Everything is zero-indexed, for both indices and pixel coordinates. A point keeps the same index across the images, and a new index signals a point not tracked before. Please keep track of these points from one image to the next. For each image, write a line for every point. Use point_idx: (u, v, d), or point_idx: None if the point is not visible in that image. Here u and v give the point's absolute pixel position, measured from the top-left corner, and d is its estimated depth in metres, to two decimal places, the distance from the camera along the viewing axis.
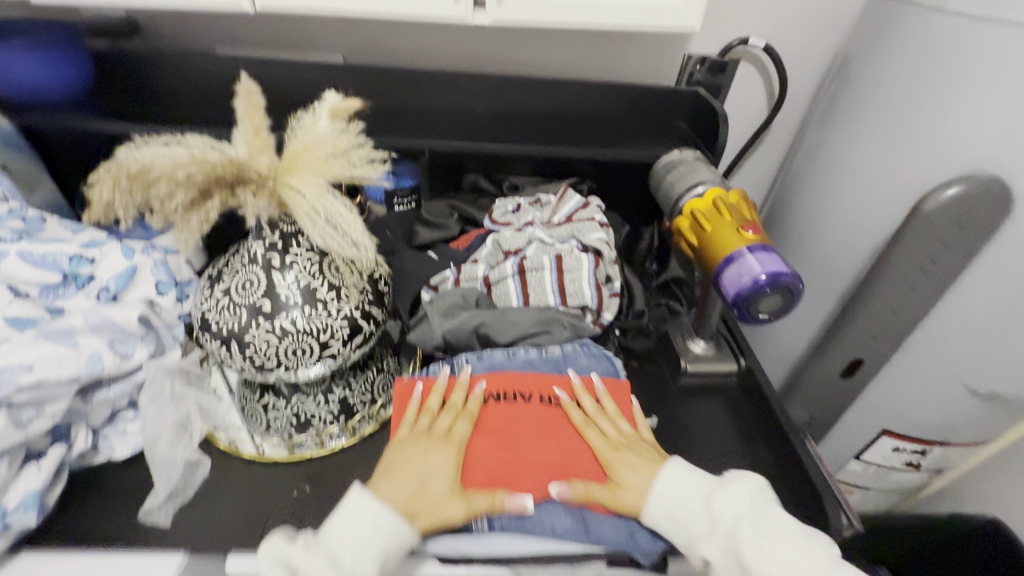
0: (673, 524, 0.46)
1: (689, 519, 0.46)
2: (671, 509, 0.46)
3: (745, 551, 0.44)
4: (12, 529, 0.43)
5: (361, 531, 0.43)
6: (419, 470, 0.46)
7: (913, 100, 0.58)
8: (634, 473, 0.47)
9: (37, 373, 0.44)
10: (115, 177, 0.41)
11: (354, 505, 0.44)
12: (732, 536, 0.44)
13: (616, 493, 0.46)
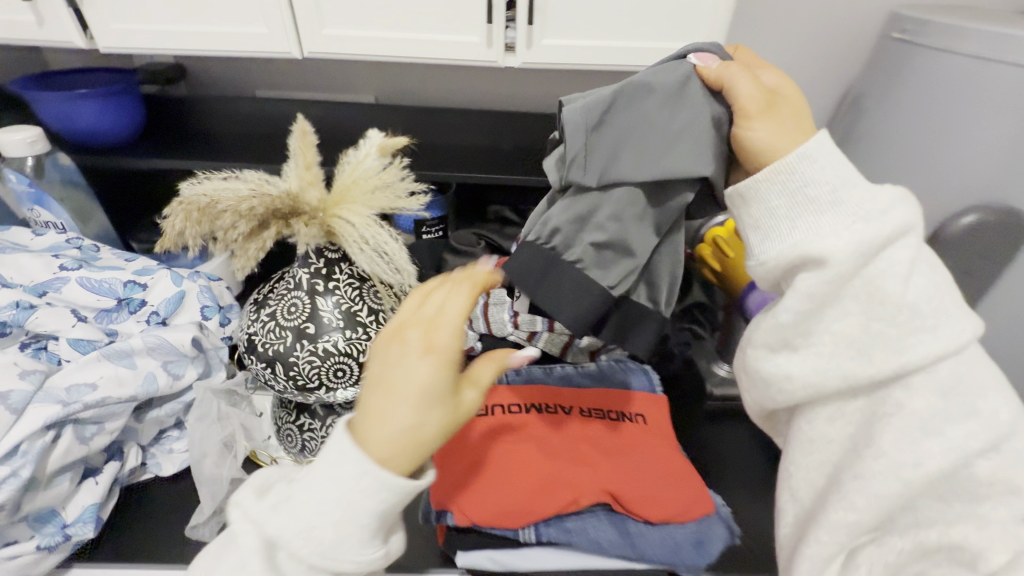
0: (805, 209, 0.35)
1: (869, 226, 0.33)
2: (820, 174, 0.35)
3: (900, 287, 0.32)
4: (70, 542, 0.45)
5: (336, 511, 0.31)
6: (404, 383, 0.32)
7: (928, 134, 0.61)
8: (766, 125, 0.37)
9: (101, 392, 0.47)
10: (186, 210, 0.45)
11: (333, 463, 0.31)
12: (881, 266, 0.33)
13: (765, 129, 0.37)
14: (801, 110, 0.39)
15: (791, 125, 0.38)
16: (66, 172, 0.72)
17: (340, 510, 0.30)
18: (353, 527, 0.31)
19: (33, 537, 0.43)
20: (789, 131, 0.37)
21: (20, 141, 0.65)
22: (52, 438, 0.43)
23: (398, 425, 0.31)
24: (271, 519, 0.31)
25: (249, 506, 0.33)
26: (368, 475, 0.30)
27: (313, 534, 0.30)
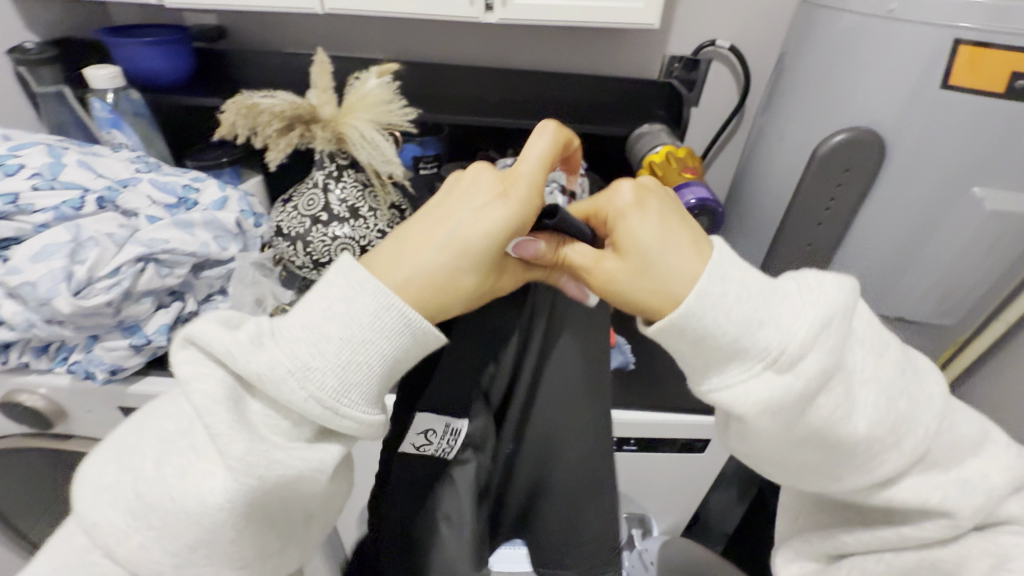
0: (718, 360, 0.37)
1: (791, 381, 0.36)
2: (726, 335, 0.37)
3: (838, 419, 0.37)
4: (151, 346, 0.62)
5: (331, 350, 0.36)
6: (455, 230, 0.39)
7: (823, 75, 0.73)
8: (634, 279, 0.38)
9: (172, 243, 0.63)
10: (237, 108, 0.62)
11: (347, 286, 0.37)
12: (814, 405, 0.37)
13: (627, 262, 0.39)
14: (651, 232, 0.38)
15: (659, 254, 0.38)
16: (136, 105, 0.90)
17: (347, 350, 0.36)
18: (356, 373, 0.37)
19: (126, 339, 0.61)
20: (658, 275, 0.38)
21: (103, 76, 0.83)
22: (140, 268, 0.60)
23: (436, 257, 0.39)
24: (249, 356, 0.35)
25: (218, 340, 0.35)
26: (386, 313, 0.37)
27: (309, 371, 0.35)
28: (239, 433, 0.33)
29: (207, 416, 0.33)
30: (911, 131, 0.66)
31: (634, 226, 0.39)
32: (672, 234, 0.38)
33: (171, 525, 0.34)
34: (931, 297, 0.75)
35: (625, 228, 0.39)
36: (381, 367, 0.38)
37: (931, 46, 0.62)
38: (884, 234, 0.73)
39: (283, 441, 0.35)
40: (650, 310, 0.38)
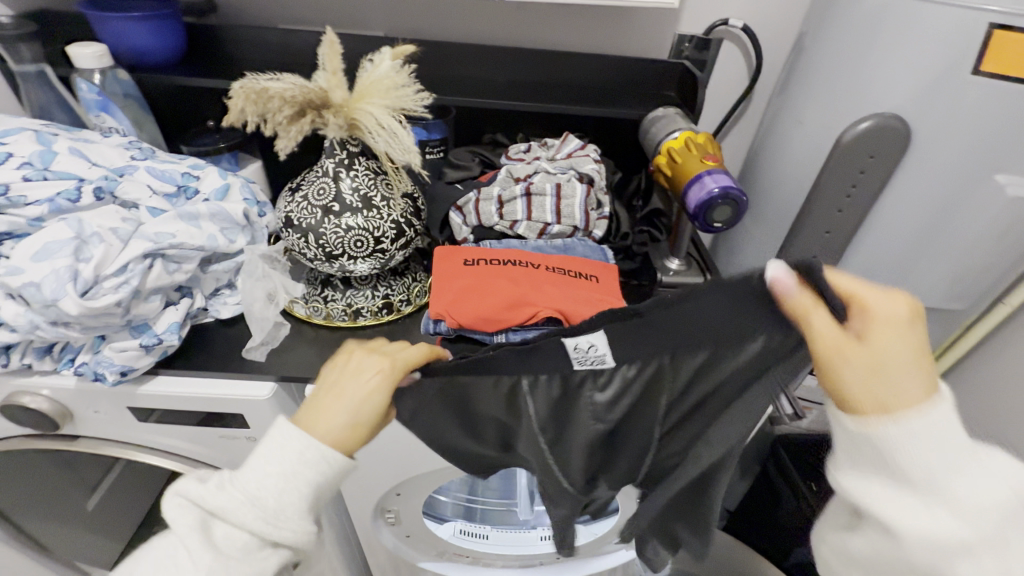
0: (887, 475, 0.39)
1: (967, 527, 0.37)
2: (917, 466, 0.38)
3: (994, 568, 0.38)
4: (161, 346, 0.60)
5: (282, 479, 0.47)
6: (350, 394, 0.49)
7: (844, 59, 0.71)
8: (864, 375, 0.40)
9: (180, 238, 0.61)
10: (246, 92, 0.58)
11: (281, 438, 0.48)
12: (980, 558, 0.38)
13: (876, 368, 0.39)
14: (904, 347, 0.39)
15: (897, 371, 0.39)
16: (125, 86, 0.86)
17: (285, 480, 0.47)
18: (290, 498, 0.47)
19: (136, 339, 0.59)
20: (886, 389, 0.39)
21: (89, 55, 0.78)
22: (148, 265, 0.58)
23: (340, 419, 0.49)
24: (214, 494, 0.47)
25: (194, 490, 0.48)
26: (311, 451, 0.48)
27: (257, 502, 0.47)
28: (206, 548, 0.45)
29: (182, 539, 0.45)
30: (934, 118, 0.65)
31: (893, 335, 0.40)
32: (923, 365, 0.39)
33: None
34: (947, 285, 0.75)
35: (888, 332, 0.40)
36: (312, 492, 0.48)
37: (964, 30, 0.60)
38: (903, 221, 0.72)
39: (241, 555, 0.46)
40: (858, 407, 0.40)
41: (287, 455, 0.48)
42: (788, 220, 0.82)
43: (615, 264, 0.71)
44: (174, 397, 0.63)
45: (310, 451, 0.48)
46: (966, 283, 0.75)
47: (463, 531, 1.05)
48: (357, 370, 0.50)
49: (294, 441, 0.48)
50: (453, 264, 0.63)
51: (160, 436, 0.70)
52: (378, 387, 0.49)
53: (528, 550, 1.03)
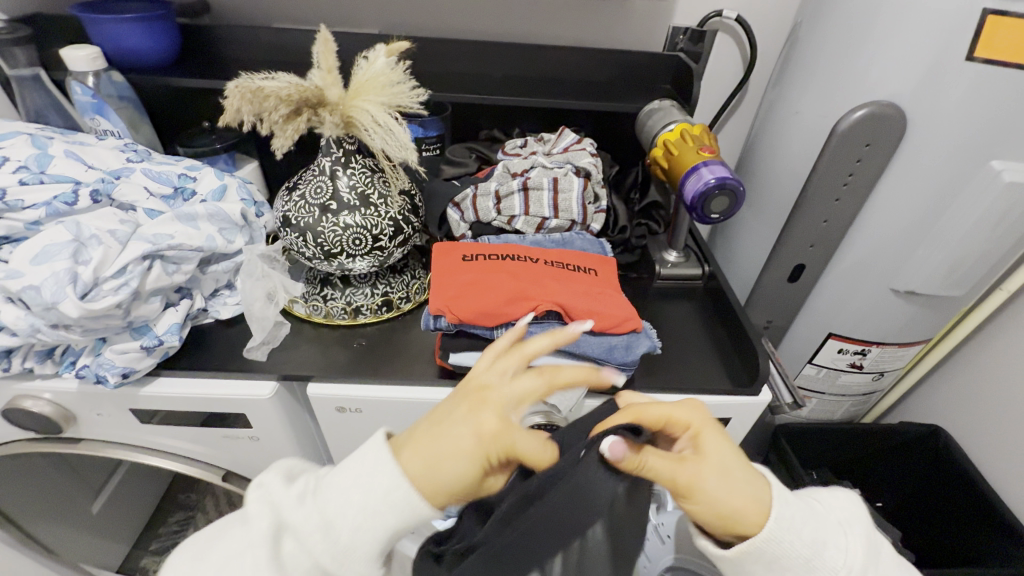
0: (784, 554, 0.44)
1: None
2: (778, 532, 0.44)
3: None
4: (162, 347, 0.60)
5: (360, 512, 0.42)
6: (443, 443, 0.43)
7: (838, 48, 0.71)
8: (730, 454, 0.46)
9: (178, 239, 0.61)
10: (241, 92, 0.58)
11: (372, 459, 0.44)
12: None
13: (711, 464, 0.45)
14: (728, 449, 0.46)
15: (737, 466, 0.45)
16: (120, 88, 0.85)
17: (363, 515, 0.42)
18: (363, 539, 0.42)
19: (137, 341, 0.59)
20: (743, 479, 0.44)
21: (83, 57, 0.78)
22: (147, 267, 0.58)
23: (424, 466, 0.43)
24: (294, 508, 0.44)
25: (278, 492, 0.46)
26: (397, 491, 0.43)
27: (330, 531, 0.43)
28: (270, 567, 0.43)
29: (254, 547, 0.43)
30: (928, 105, 0.65)
31: (728, 451, 0.46)
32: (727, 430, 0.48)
33: None
34: (944, 271, 0.75)
35: (707, 437, 0.46)
36: (388, 535, 0.43)
37: (958, 16, 0.60)
38: (899, 209, 0.73)
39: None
40: (740, 522, 0.43)
41: (377, 482, 0.43)
42: (785, 210, 0.82)
43: (613, 257, 0.71)
44: (176, 398, 0.63)
45: (392, 493, 0.43)
46: (962, 270, 0.75)
47: None
48: (456, 415, 0.45)
49: (381, 468, 0.43)
50: (451, 260, 0.63)
51: (163, 436, 0.70)
52: (469, 450, 0.43)
53: None
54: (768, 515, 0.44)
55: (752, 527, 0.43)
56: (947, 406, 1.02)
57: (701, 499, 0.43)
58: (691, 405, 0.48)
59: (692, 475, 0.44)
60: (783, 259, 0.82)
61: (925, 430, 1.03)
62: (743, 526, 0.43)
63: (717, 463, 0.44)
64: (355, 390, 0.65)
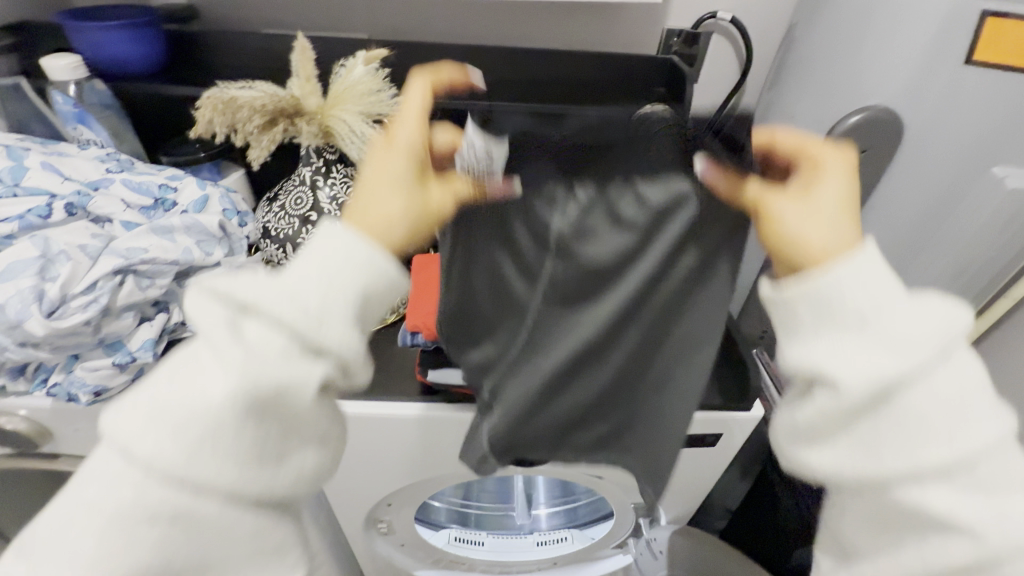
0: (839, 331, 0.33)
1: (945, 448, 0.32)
2: (873, 300, 0.32)
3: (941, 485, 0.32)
4: (136, 364, 0.59)
5: (327, 274, 0.35)
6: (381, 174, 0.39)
7: (832, 51, 0.69)
8: (837, 182, 0.36)
9: (152, 253, 0.59)
10: (213, 103, 0.57)
11: (328, 232, 0.37)
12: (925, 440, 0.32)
13: (807, 213, 0.35)
14: (844, 196, 0.36)
15: (837, 216, 0.35)
16: (103, 97, 0.85)
17: (330, 283, 0.34)
18: (340, 291, 0.35)
19: (108, 358, 0.58)
20: (833, 227, 0.35)
21: (64, 66, 0.77)
22: (118, 282, 0.56)
23: (387, 199, 0.38)
24: (254, 281, 0.33)
25: (226, 289, 0.33)
26: (357, 250, 0.36)
27: (298, 299, 0.33)
28: (234, 348, 0.32)
29: (208, 338, 0.32)
30: (925, 109, 0.63)
31: (834, 198, 0.36)
32: (859, 217, 0.36)
33: (181, 433, 0.32)
34: (945, 278, 0.73)
35: (823, 179, 0.36)
36: (364, 286, 0.36)
37: (953, 18, 0.58)
38: (897, 215, 0.70)
39: (280, 360, 0.32)
40: (801, 251, 0.35)
41: (338, 253, 0.36)
42: None
43: None
44: None
45: (354, 248, 0.36)
46: (961, 278, 0.73)
47: (458, 539, 1.04)
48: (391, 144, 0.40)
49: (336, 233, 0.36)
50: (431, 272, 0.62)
51: None
52: (401, 172, 0.39)
53: (525, 556, 1.04)
54: (849, 268, 0.33)
55: (814, 274, 0.34)
56: None
57: (767, 218, 0.36)
58: (839, 151, 0.37)
59: (779, 218, 0.36)
60: None
61: None
62: (803, 269, 0.34)
63: (803, 216, 0.35)
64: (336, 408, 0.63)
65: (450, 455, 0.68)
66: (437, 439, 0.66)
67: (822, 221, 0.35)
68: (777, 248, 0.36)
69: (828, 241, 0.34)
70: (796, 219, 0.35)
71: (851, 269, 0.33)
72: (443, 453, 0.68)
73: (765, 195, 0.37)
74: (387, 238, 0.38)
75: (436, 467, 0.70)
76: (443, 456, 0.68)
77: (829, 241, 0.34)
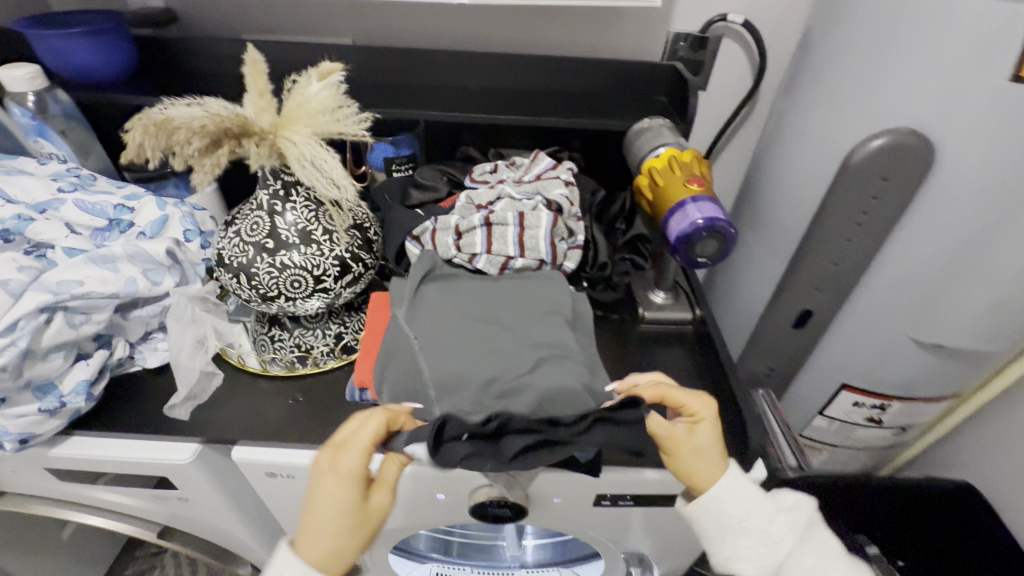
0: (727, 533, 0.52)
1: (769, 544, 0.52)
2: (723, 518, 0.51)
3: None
4: (67, 408, 0.54)
5: None
6: (321, 512, 0.46)
7: (856, 64, 0.60)
8: (709, 427, 0.52)
9: (86, 286, 0.55)
10: (144, 125, 0.51)
11: (275, 567, 0.45)
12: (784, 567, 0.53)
13: (688, 436, 0.52)
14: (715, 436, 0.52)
15: (712, 454, 0.52)
16: (65, 107, 0.80)
17: None
18: None
19: (37, 402, 0.53)
20: (711, 464, 0.51)
21: (21, 77, 0.72)
22: (44, 320, 0.52)
23: (322, 540, 0.46)
24: None
25: None
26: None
27: None
28: None
29: None
30: (964, 132, 0.54)
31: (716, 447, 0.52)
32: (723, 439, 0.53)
33: None
34: (979, 322, 0.64)
35: (704, 428, 0.52)
36: None
37: (1001, 27, 0.49)
38: (926, 252, 0.61)
39: None
40: (695, 481, 0.52)
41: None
42: (794, 245, 0.71)
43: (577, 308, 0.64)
44: (90, 460, 0.57)
45: (301, 573, 0.45)
46: (997, 323, 0.64)
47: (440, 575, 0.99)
48: (326, 492, 0.46)
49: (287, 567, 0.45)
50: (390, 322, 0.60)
51: (98, 492, 0.65)
52: (342, 520, 0.46)
53: None
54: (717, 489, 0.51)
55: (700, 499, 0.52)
56: (986, 463, 0.90)
57: (675, 467, 0.52)
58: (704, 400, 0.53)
59: (685, 459, 0.51)
60: (786, 304, 0.72)
61: (944, 488, 0.92)
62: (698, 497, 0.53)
63: (707, 484, 0.51)
64: (285, 456, 0.58)
65: (413, 509, 0.62)
66: (398, 494, 0.60)
67: (710, 464, 0.52)
68: (683, 475, 0.53)
69: (715, 486, 0.51)
70: (689, 440, 0.52)
71: (724, 492, 0.51)
72: (407, 506, 0.62)
73: (671, 438, 0.51)
74: (328, 568, 0.46)
75: (402, 519, 0.64)
76: (407, 510, 0.62)
77: (718, 451, 0.52)
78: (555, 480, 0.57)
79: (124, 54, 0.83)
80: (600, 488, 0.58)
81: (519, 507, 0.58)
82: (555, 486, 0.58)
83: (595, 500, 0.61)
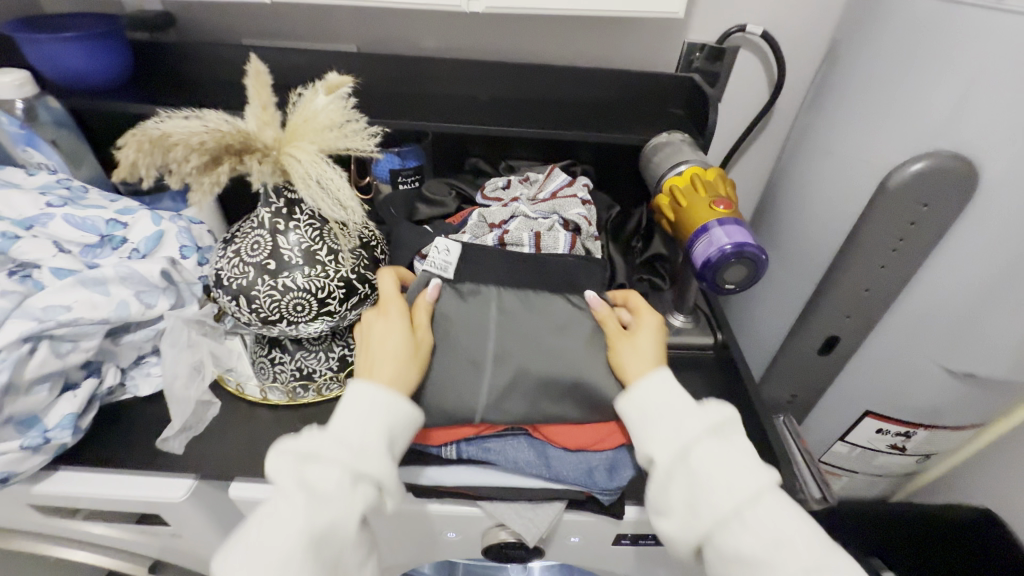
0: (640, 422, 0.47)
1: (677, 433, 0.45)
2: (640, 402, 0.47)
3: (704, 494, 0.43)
4: (52, 444, 0.51)
5: (362, 415, 0.45)
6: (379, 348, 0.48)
7: (890, 83, 0.57)
8: (652, 334, 0.51)
9: (74, 312, 0.51)
10: (138, 141, 0.47)
11: (348, 406, 0.46)
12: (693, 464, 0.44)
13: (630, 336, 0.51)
14: (656, 343, 0.51)
15: (649, 352, 0.50)
16: (56, 115, 0.76)
17: (362, 436, 0.44)
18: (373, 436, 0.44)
19: (19, 437, 0.50)
20: (645, 360, 0.49)
21: (8, 83, 0.68)
22: (28, 350, 0.49)
23: (382, 364, 0.47)
24: None
25: None
26: (377, 403, 0.45)
27: None
28: None
29: None
30: (1009, 157, 0.51)
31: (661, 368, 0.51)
32: (664, 352, 0.51)
33: None
34: (1014, 353, 0.62)
35: (646, 330, 0.52)
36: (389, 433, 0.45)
37: None
38: (963, 280, 0.58)
39: None
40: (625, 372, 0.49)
41: (365, 410, 0.45)
42: (819, 269, 0.69)
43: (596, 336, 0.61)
44: (78, 499, 0.53)
45: (381, 401, 0.46)
46: None
47: None
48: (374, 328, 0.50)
49: (362, 396, 0.45)
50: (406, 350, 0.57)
51: (87, 527, 0.61)
52: (395, 338, 0.48)
53: None
54: (646, 383, 0.47)
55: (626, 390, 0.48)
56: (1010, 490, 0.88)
57: (612, 361, 0.51)
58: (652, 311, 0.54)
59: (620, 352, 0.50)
60: (810, 330, 0.69)
61: (967, 515, 0.89)
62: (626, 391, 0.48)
63: (636, 377, 0.48)
64: None
65: (422, 548, 0.58)
66: (407, 534, 0.56)
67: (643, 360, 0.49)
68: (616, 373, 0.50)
69: (644, 377, 0.48)
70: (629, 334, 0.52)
71: (649, 385, 0.47)
72: (415, 546, 0.59)
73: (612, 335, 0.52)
74: (399, 391, 0.47)
75: (409, 558, 0.60)
76: (415, 549, 0.59)
77: (655, 355, 0.50)
78: (574, 521, 0.54)
79: (123, 64, 0.80)
80: (622, 529, 0.55)
81: (535, 549, 0.55)
82: (574, 527, 0.55)
83: (614, 540, 0.57)
